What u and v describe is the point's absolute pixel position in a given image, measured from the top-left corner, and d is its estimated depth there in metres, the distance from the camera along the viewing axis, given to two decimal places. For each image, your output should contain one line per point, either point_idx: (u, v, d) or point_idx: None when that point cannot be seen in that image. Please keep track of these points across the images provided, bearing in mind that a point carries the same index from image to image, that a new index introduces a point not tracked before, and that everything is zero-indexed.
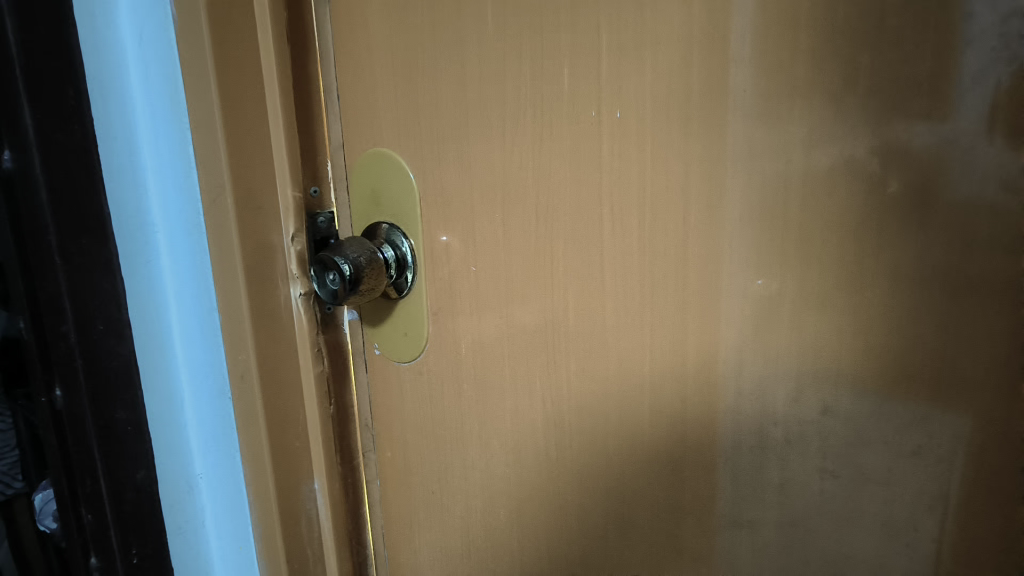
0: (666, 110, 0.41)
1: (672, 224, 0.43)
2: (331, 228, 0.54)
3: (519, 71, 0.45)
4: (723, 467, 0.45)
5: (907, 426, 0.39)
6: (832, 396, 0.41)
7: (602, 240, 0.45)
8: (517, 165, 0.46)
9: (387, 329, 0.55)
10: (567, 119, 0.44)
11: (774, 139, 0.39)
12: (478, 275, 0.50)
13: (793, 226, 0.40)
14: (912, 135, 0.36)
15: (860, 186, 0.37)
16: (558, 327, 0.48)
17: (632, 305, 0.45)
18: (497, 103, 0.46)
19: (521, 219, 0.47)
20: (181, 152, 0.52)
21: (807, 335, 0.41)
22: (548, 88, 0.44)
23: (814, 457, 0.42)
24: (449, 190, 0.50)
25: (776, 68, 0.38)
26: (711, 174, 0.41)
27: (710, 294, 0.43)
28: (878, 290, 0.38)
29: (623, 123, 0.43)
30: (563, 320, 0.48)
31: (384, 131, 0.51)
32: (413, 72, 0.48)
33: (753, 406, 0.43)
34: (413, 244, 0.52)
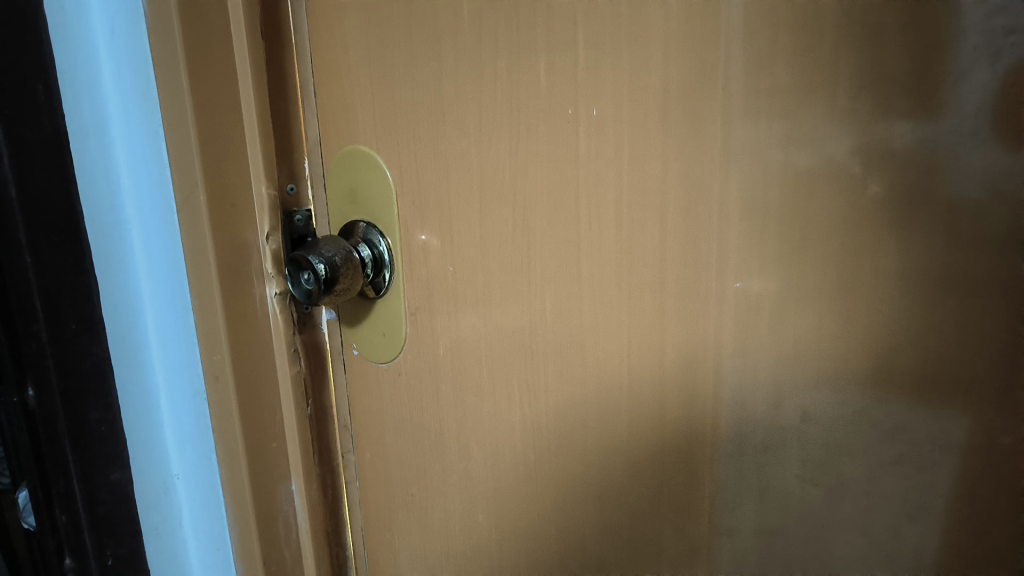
0: (644, 108, 0.40)
1: (650, 226, 0.42)
2: (308, 227, 0.54)
3: (496, 68, 0.44)
4: (702, 475, 0.44)
5: (887, 433, 0.39)
6: (810, 402, 0.40)
7: (579, 242, 0.44)
8: (494, 164, 0.45)
9: (366, 329, 0.54)
10: (544, 117, 0.43)
11: (753, 138, 0.38)
12: (456, 276, 0.49)
13: (772, 229, 0.39)
14: (894, 134, 0.35)
15: (840, 188, 0.37)
16: (536, 329, 0.47)
17: (610, 308, 0.45)
18: (474, 100, 0.45)
19: (499, 220, 0.46)
20: (155, 145, 0.51)
21: (786, 340, 0.40)
22: (525, 85, 0.43)
23: (793, 466, 0.41)
24: (427, 189, 0.49)
25: (755, 66, 0.37)
26: (689, 175, 0.40)
27: (688, 297, 0.42)
28: (858, 296, 0.38)
29: (601, 121, 0.42)
30: (541, 322, 0.47)
31: (362, 127, 0.50)
32: (390, 68, 0.47)
33: (732, 412, 0.42)
34: (390, 243, 0.51)
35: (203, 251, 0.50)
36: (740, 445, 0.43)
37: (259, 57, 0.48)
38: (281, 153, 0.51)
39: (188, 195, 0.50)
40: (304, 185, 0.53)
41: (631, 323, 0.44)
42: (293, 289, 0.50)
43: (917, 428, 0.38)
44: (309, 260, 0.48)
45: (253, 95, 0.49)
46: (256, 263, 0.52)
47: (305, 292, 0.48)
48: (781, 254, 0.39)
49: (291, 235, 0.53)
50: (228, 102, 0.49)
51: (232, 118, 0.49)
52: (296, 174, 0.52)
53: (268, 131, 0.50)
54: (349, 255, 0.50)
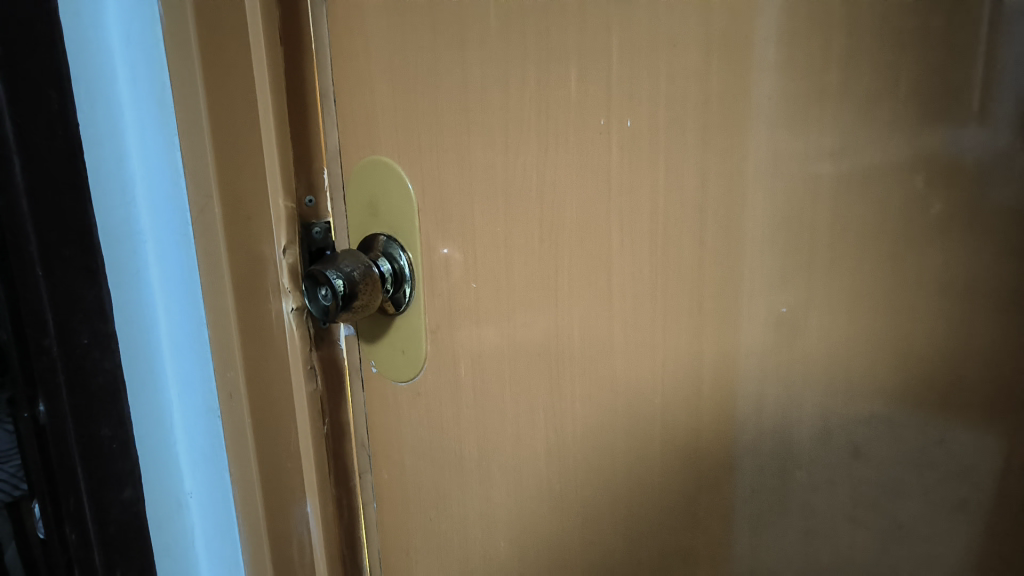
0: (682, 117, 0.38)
1: (686, 245, 0.39)
2: (327, 240, 0.51)
3: (524, 75, 0.41)
4: (737, 512, 0.41)
5: (948, 476, 0.35)
6: (861, 435, 0.37)
7: (609, 258, 0.42)
8: (520, 176, 0.43)
9: (385, 346, 0.52)
10: (574, 127, 0.41)
11: (800, 149, 0.35)
12: (479, 292, 0.47)
13: (820, 248, 0.36)
14: (960, 143, 0.31)
15: (896, 203, 0.34)
16: (563, 349, 0.45)
17: (643, 330, 0.42)
18: (501, 108, 0.43)
19: (524, 233, 0.44)
20: (169, 158, 0.50)
21: (835, 369, 0.37)
22: (554, 93, 0.41)
23: (843, 505, 0.38)
24: (449, 201, 0.47)
25: (807, 72, 0.34)
26: (730, 190, 0.37)
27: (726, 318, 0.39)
28: (917, 322, 0.34)
29: (635, 131, 0.39)
30: (569, 343, 0.45)
31: (383, 137, 0.48)
32: (412, 75, 0.45)
33: (771, 444, 0.39)
34: (411, 258, 0.49)
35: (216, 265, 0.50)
36: (772, 474, 0.40)
37: (276, 64, 0.47)
38: (300, 163, 0.49)
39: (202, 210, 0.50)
40: (322, 197, 0.51)
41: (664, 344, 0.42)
42: (309, 305, 0.48)
43: (981, 471, 0.34)
44: (327, 273, 0.46)
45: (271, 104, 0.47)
46: (271, 278, 0.50)
47: (322, 307, 0.46)
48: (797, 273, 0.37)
49: (308, 248, 0.50)
50: (244, 110, 0.47)
51: (248, 127, 0.47)
52: (314, 185, 0.50)
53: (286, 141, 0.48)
54: (369, 268, 0.48)
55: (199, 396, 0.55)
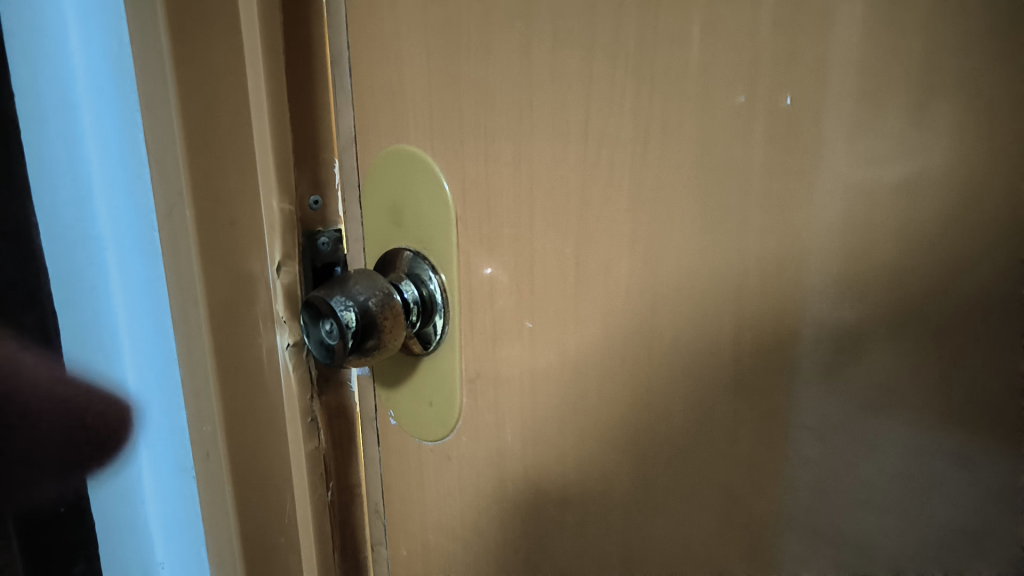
0: (831, 101, 0.27)
1: (804, 278, 0.29)
2: (337, 252, 0.40)
3: (619, 33, 0.28)
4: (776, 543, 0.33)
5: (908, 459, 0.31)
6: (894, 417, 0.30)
7: (718, 309, 0.30)
8: (606, 180, 0.31)
9: (408, 393, 0.40)
10: (691, 112, 0.28)
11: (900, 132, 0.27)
12: (538, 336, 0.35)
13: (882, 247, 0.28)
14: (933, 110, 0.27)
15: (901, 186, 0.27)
16: (656, 424, 0.33)
17: (768, 395, 0.31)
18: (580, 81, 0.30)
19: (606, 260, 0.32)
20: (133, 153, 0.39)
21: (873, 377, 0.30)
22: (664, 60, 0.28)
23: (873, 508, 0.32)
24: (499, 211, 0.34)
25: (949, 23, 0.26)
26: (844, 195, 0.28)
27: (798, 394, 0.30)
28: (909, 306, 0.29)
29: (784, 125, 0.27)
30: (671, 414, 0.32)
31: (413, 122, 0.36)
32: (456, 36, 0.33)
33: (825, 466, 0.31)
34: (444, 280, 0.37)
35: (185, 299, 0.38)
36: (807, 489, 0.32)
37: (272, 21, 0.35)
38: (302, 154, 0.38)
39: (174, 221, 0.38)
40: (329, 197, 0.39)
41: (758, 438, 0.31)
42: (309, 343, 0.36)
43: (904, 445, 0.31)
44: (334, 303, 0.34)
45: (262, 75, 0.35)
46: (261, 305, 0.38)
47: (328, 348, 0.35)
48: (903, 304, 0.29)
49: (311, 263, 0.39)
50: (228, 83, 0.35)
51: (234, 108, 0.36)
52: (319, 182, 0.39)
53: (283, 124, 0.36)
54: (389, 293, 0.36)
55: (173, 445, 0.44)
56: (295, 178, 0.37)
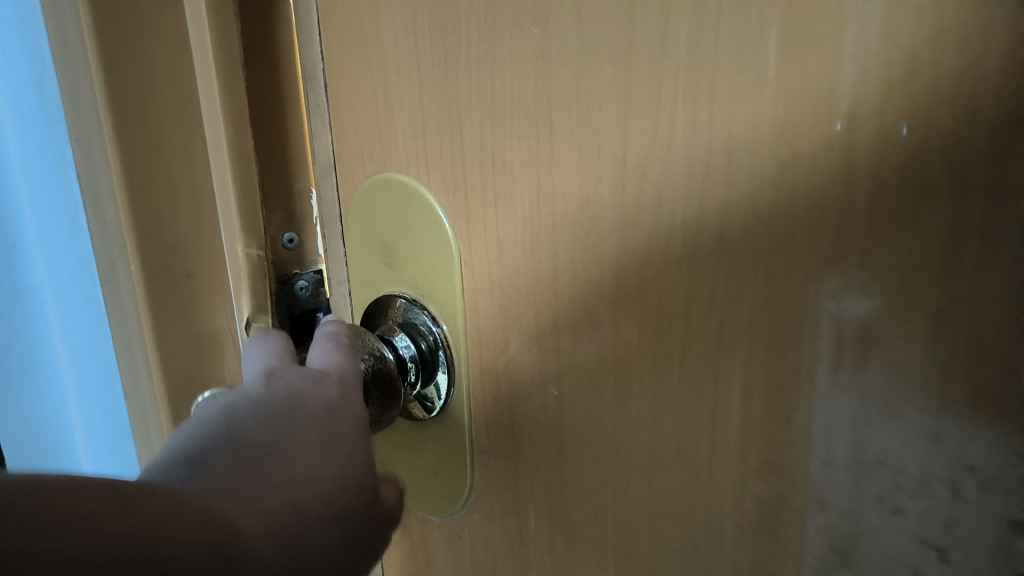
0: (945, 95, 0.17)
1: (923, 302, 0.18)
2: (318, 299, 0.37)
3: (667, 35, 0.22)
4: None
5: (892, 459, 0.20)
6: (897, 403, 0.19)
7: (765, 380, 0.22)
8: (647, 227, 0.24)
9: (408, 463, 0.35)
10: (766, 135, 0.20)
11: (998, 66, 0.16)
12: (568, 407, 0.28)
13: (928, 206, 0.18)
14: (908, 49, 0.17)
15: (933, 126, 0.17)
16: (722, 531, 0.24)
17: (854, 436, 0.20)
18: (607, 97, 0.23)
19: (655, 322, 0.24)
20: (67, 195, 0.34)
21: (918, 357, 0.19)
22: (724, 69, 0.21)
23: (921, 523, 0.20)
24: (509, 254, 0.28)
25: None
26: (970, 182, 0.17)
27: (824, 456, 0.21)
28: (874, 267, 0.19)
29: (874, 161, 0.18)
30: (740, 521, 0.24)
31: (402, 143, 0.30)
32: (456, 41, 0.27)
33: (865, 488, 0.21)
34: (447, 330, 0.31)
35: (131, 355, 0.36)
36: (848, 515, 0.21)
37: (226, 42, 0.33)
38: (272, 185, 0.35)
39: (120, 276, 0.35)
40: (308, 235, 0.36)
41: (819, 534, 0.22)
42: None
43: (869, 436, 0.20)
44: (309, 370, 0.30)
45: (217, 101, 0.33)
46: (230, 350, 0.37)
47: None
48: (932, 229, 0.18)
49: (288, 311, 0.36)
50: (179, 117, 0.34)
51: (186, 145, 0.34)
52: (294, 217, 0.36)
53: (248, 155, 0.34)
54: (383, 362, 0.31)
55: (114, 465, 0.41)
56: (264, 215, 0.35)
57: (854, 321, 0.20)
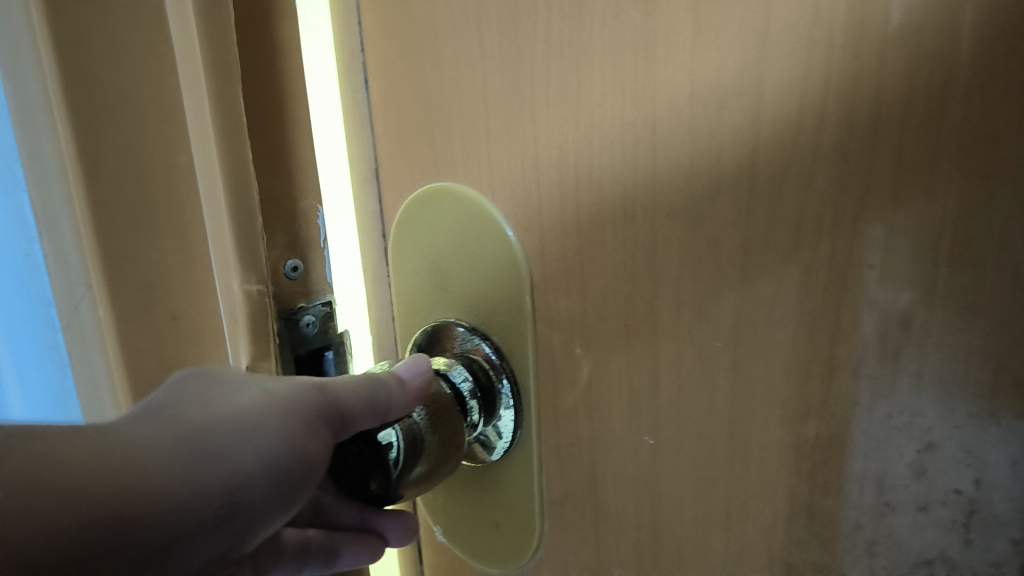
0: None
1: None
2: (325, 335, 0.30)
3: (815, 19, 0.18)
4: None
5: (974, 434, 0.17)
6: (995, 378, 0.17)
7: (928, 433, 0.18)
8: (782, 248, 0.19)
9: (463, 511, 0.30)
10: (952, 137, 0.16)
11: None
12: (670, 456, 0.23)
13: None
14: None
15: None
16: None
17: (939, 417, 0.18)
18: (733, 90, 0.19)
19: (788, 360, 0.20)
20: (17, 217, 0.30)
21: None
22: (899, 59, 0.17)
23: (1006, 505, 0.18)
24: (594, 278, 0.24)
25: None
26: None
27: (917, 460, 0.18)
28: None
29: None
30: None
31: (460, 147, 0.26)
32: (532, 25, 0.22)
33: (943, 472, 0.18)
34: (512, 363, 0.27)
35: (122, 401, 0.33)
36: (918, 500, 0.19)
37: (217, 39, 0.26)
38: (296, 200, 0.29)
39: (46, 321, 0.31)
40: (314, 261, 0.29)
41: (906, 545, 0.19)
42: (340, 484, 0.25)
43: (947, 411, 0.18)
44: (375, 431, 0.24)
45: (208, 110, 0.27)
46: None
47: (347, 486, 0.25)
48: None
49: (292, 353, 0.29)
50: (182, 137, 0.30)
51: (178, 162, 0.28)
52: (297, 241, 0.29)
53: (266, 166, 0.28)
54: (449, 411, 0.26)
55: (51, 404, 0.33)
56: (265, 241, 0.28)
57: (999, 316, 0.17)
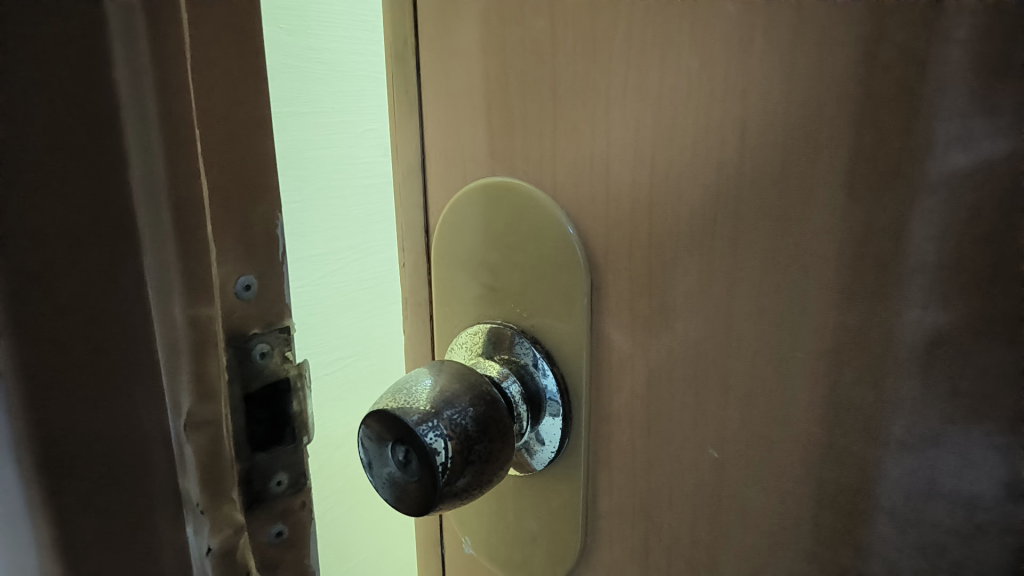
0: None
1: None
2: (279, 366, 0.27)
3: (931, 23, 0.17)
4: None
5: None
6: None
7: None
8: (878, 259, 0.19)
9: (498, 522, 0.29)
10: None
11: None
12: (733, 470, 0.22)
13: None
14: None
15: None
16: None
17: None
18: (831, 93, 0.18)
19: (875, 374, 0.19)
20: None
21: None
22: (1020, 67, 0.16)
23: None
24: (662, 281, 0.23)
25: None
26: None
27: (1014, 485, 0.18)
28: None
29: None
30: None
31: (520, 141, 0.25)
32: (609, 16, 0.22)
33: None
34: (565, 369, 0.26)
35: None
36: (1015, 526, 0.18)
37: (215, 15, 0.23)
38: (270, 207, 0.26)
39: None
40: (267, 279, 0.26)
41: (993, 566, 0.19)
42: (387, 482, 0.24)
43: None
44: (421, 440, 0.22)
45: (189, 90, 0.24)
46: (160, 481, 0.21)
47: (398, 478, 0.23)
48: None
49: (243, 388, 0.26)
50: (126, 80, 0.19)
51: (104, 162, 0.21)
52: (254, 250, 0.25)
53: (265, 147, 0.25)
54: (500, 417, 0.24)
55: None
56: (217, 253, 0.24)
57: None
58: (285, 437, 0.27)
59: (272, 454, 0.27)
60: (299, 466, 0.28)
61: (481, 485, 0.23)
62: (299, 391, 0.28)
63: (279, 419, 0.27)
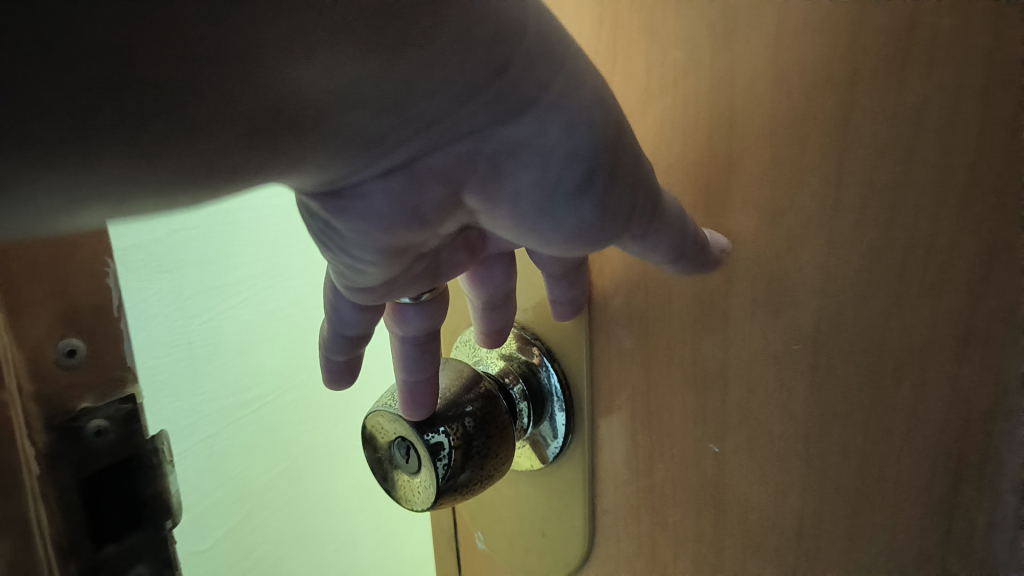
0: None
1: None
2: (114, 443, 0.21)
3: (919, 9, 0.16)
4: None
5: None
6: None
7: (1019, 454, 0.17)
8: (871, 248, 0.18)
9: (507, 517, 0.29)
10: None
11: None
12: (734, 465, 0.22)
13: None
14: None
15: None
16: None
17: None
18: (819, 83, 0.18)
19: (874, 365, 0.19)
20: None
21: None
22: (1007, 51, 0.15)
23: None
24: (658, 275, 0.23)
25: None
26: None
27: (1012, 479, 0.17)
28: None
29: None
30: None
31: None
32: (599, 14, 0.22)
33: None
34: (565, 367, 0.26)
35: None
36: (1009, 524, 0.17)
37: None
38: None
39: None
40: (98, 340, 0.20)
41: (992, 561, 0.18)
42: (390, 477, 0.24)
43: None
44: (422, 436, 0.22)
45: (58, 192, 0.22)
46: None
47: (401, 473, 0.24)
48: None
49: (76, 473, 0.20)
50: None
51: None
52: (78, 315, 0.20)
53: None
54: (500, 415, 0.24)
55: None
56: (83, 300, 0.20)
57: None
58: (142, 521, 0.22)
59: (124, 547, 0.21)
60: (160, 560, 0.22)
61: (481, 481, 0.24)
62: (161, 468, 0.22)
63: (133, 507, 0.21)
